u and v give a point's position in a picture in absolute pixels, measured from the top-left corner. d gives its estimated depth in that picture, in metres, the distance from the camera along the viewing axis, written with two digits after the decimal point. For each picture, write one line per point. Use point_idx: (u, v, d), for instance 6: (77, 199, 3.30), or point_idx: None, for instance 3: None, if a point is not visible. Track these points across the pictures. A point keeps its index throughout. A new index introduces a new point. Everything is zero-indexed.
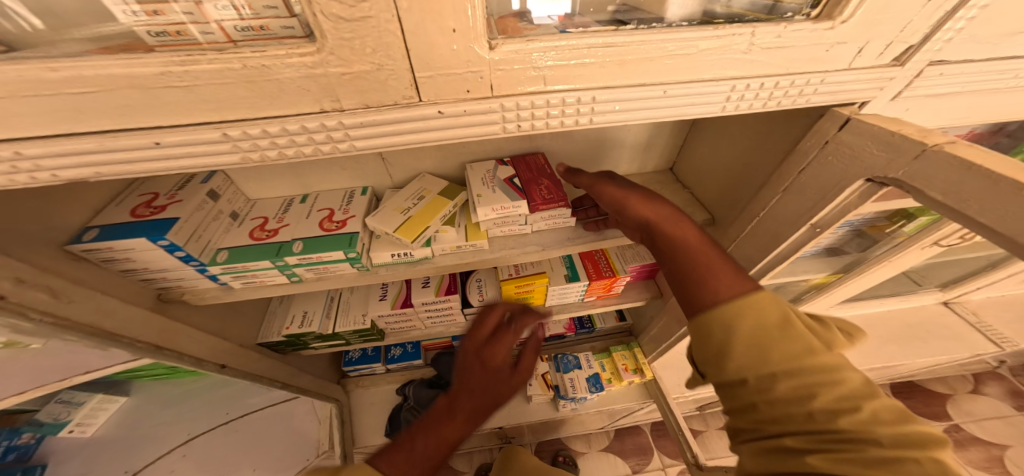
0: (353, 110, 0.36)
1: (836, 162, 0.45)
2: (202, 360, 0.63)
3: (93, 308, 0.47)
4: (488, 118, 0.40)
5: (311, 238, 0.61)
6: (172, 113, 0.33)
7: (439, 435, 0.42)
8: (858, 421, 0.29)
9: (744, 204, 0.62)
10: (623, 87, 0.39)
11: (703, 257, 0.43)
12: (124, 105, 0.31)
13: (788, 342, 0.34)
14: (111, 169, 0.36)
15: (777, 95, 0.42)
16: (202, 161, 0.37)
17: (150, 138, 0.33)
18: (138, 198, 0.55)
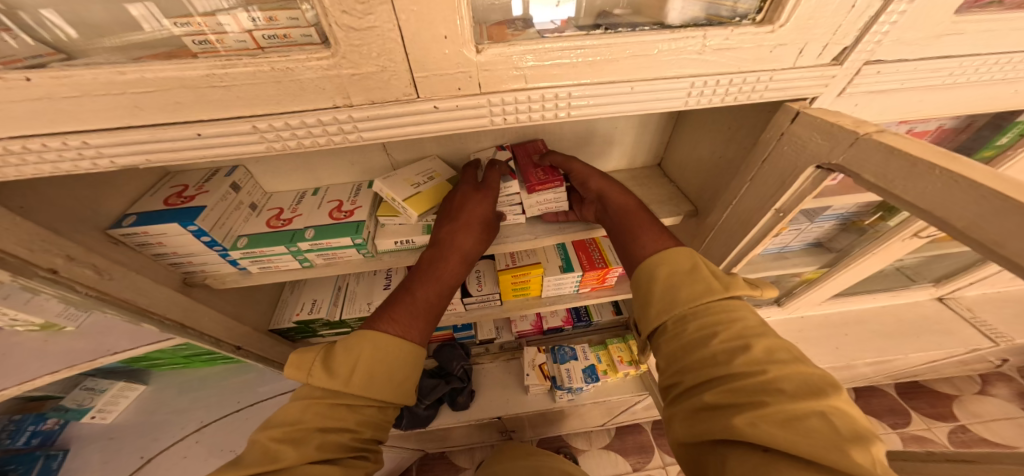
0: (361, 105, 0.42)
1: (788, 154, 0.44)
2: (219, 340, 0.69)
3: (131, 285, 0.54)
4: (477, 112, 0.46)
5: (322, 226, 0.67)
6: (211, 108, 0.39)
7: (428, 290, 0.57)
8: (749, 359, 0.37)
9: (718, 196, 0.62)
10: (596, 85, 0.44)
11: (641, 221, 0.58)
12: (175, 103, 0.38)
13: (693, 285, 0.46)
14: (158, 156, 0.42)
15: (733, 91, 0.45)
16: (233, 150, 0.43)
17: (192, 130, 0.40)
18: (170, 190, 0.62)
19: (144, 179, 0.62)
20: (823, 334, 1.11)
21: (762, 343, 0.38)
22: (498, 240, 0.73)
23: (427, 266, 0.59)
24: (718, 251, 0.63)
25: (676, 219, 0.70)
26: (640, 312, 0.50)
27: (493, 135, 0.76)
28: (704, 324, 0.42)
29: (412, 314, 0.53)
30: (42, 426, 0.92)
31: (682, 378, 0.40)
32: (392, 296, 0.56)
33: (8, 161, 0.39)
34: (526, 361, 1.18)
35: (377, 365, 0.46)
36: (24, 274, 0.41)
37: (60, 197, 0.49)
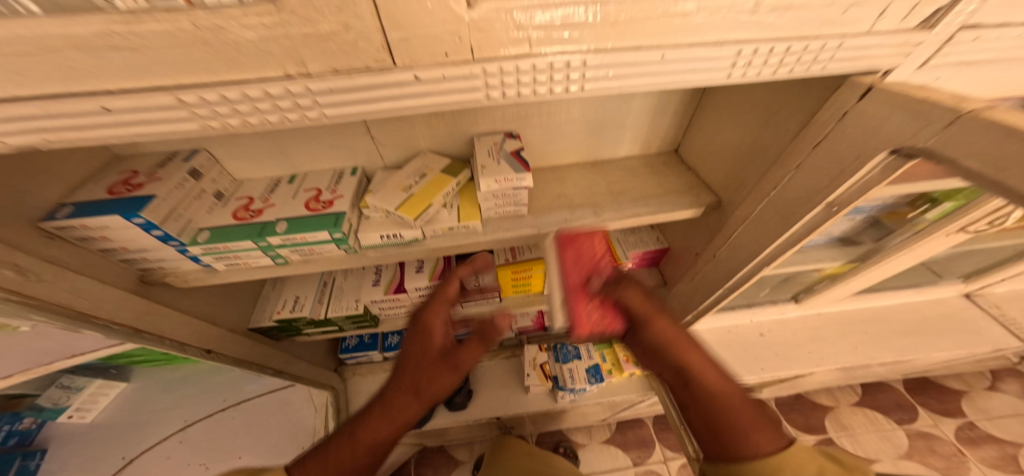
0: (320, 75, 0.34)
1: (854, 134, 0.37)
2: (185, 345, 0.61)
3: (67, 287, 0.46)
4: (469, 84, 0.37)
5: (295, 218, 0.59)
6: (123, 76, 0.30)
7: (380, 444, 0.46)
8: None
9: (750, 187, 0.54)
10: (617, 51, 0.35)
11: (733, 400, 0.41)
12: (72, 70, 0.29)
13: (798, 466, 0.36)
14: (69, 136, 0.34)
15: (789, 62, 0.37)
16: (157, 128, 0.35)
17: (96, 103, 0.32)
18: (117, 177, 0.54)
19: (86, 163, 0.54)
20: (838, 333, 1.05)
21: None
22: (496, 234, 0.66)
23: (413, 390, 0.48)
24: (746, 251, 0.56)
25: (695, 212, 0.63)
26: None
27: (491, 117, 0.67)
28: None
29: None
30: (17, 426, 0.82)
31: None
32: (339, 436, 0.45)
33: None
34: (526, 359, 1.12)
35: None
36: None
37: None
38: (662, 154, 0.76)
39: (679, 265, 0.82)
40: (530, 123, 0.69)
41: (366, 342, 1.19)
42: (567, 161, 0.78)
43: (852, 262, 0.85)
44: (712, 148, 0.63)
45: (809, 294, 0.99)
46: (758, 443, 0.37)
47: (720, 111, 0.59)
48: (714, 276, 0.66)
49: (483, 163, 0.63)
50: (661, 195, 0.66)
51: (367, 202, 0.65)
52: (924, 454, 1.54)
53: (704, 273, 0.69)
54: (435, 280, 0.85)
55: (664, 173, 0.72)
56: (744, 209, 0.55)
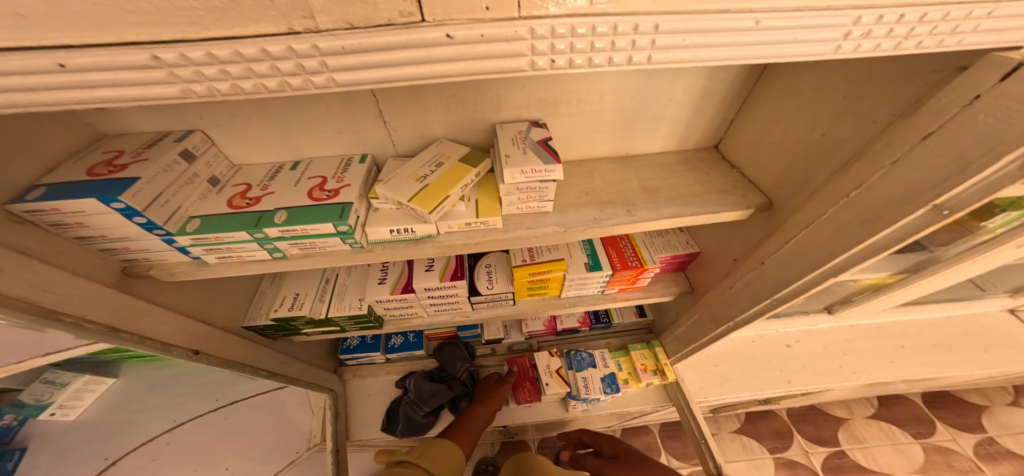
0: (332, 30, 0.27)
1: (989, 122, 0.31)
2: (169, 345, 0.55)
3: (32, 278, 0.39)
4: (512, 48, 0.31)
5: (297, 208, 0.53)
6: (77, 23, 0.23)
7: None
8: None
9: (819, 185, 0.48)
10: (697, 11, 0.28)
11: None
12: (14, 11, 0.22)
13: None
14: (25, 103, 0.28)
15: (919, 33, 0.31)
16: (136, 93, 0.28)
17: (51, 58, 0.24)
18: (100, 156, 0.47)
19: (66, 140, 0.47)
20: (868, 347, 0.99)
21: None
22: (517, 232, 0.60)
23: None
24: (808, 261, 0.49)
25: (742, 214, 0.57)
26: None
27: (516, 102, 0.61)
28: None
29: None
30: None
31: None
32: None
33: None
34: (539, 366, 1.06)
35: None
36: None
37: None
38: (699, 150, 0.70)
39: (710, 271, 0.75)
40: (560, 110, 0.62)
41: (368, 343, 1.12)
42: (594, 155, 0.71)
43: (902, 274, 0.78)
44: (768, 143, 0.56)
45: (845, 305, 0.92)
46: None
47: (780, 101, 0.53)
48: (759, 287, 0.59)
49: (506, 152, 0.56)
50: (703, 194, 0.60)
51: (377, 193, 0.58)
52: (940, 469, 1.46)
53: (745, 283, 0.62)
54: (446, 281, 0.78)
55: (704, 170, 0.65)
56: (812, 210, 0.48)
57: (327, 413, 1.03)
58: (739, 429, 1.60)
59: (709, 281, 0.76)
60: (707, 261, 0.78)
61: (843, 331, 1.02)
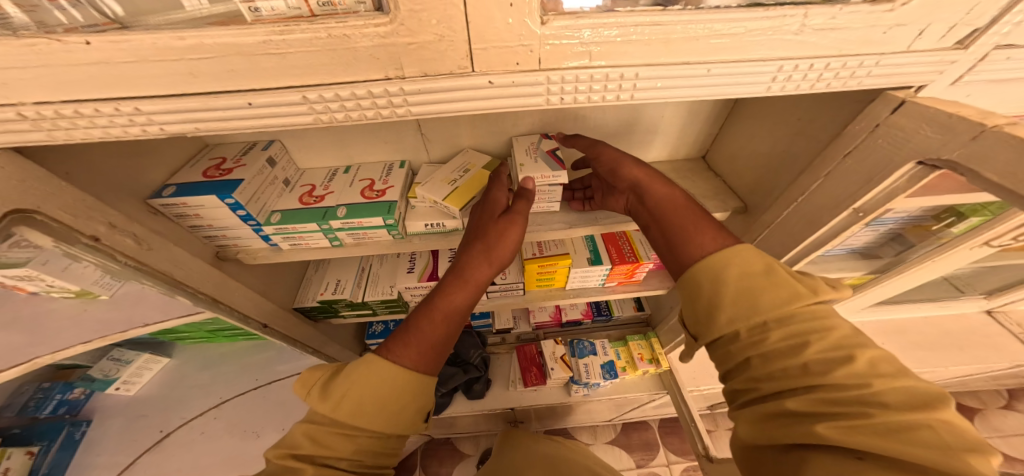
0: (413, 78, 0.40)
1: (885, 145, 0.42)
2: (247, 318, 0.68)
3: (169, 256, 0.53)
4: (533, 89, 0.42)
5: (354, 205, 0.65)
6: (265, 77, 0.37)
7: (437, 321, 0.48)
8: (851, 373, 0.31)
9: (781, 191, 0.58)
10: (666, 65, 0.40)
11: (687, 222, 0.46)
12: (231, 71, 0.36)
13: (776, 289, 0.37)
14: (203, 125, 0.40)
15: (827, 77, 0.41)
16: (281, 121, 0.41)
17: (244, 99, 0.38)
18: (208, 161, 0.60)
19: (181, 149, 0.61)
20: None
21: (865, 354, 0.32)
22: (530, 228, 0.71)
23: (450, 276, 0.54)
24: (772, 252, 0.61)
25: (722, 214, 0.67)
26: (696, 324, 0.41)
27: (530, 119, 0.73)
28: (792, 331, 0.34)
29: (423, 348, 0.46)
30: (67, 395, 1.02)
31: (760, 384, 0.35)
32: (398, 331, 0.48)
33: (58, 125, 0.37)
34: (546, 354, 1.17)
35: (367, 399, 0.41)
36: (66, 241, 0.40)
37: (105, 164, 0.48)
38: (689, 160, 0.81)
39: None
40: (568, 127, 0.74)
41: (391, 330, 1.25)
42: None
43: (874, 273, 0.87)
44: (741, 155, 0.67)
45: None
46: (705, 244, 0.43)
47: (751, 121, 0.64)
48: None
49: (522, 162, 0.67)
50: None
51: (415, 193, 0.71)
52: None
53: None
54: None
55: (691, 178, 0.76)
56: (774, 211, 0.58)
57: None
58: None
59: None
60: None
61: None
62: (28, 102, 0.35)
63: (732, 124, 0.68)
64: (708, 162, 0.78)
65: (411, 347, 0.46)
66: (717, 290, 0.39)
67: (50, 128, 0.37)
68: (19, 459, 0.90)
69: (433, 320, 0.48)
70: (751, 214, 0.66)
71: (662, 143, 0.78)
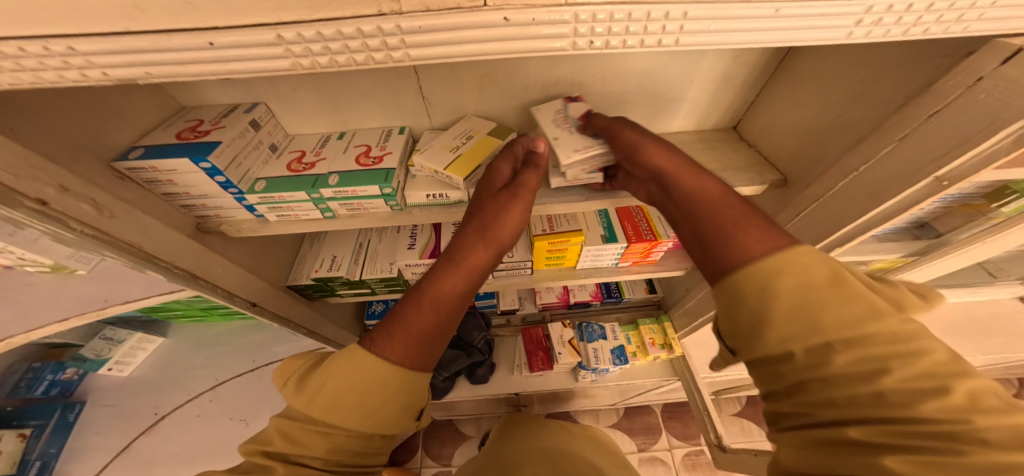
0: (412, 13, 0.33)
1: (988, 102, 0.35)
2: (233, 295, 0.63)
3: (136, 226, 0.47)
4: (557, 31, 0.35)
5: (347, 172, 0.59)
6: (231, 9, 0.30)
7: (433, 303, 0.40)
8: (949, 406, 0.21)
9: (829, 163, 0.52)
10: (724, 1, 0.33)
11: (720, 207, 0.34)
12: (185, 2, 0.29)
13: (847, 308, 0.26)
14: (162, 71, 0.34)
15: (928, 19, 0.34)
16: (255, 67, 0.35)
17: (203, 38, 0.31)
18: (184, 123, 0.54)
19: (154, 109, 0.54)
20: None
21: (965, 385, 0.22)
22: (541, 202, 0.65)
23: (442, 260, 0.44)
24: (815, 232, 0.55)
25: (757, 189, 0.61)
26: (736, 339, 0.30)
27: (544, 82, 0.65)
28: (867, 355, 0.24)
29: (417, 338, 0.38)
30: (60, 376, 1.02)
31: (812, 410, 0.25)
32: (391, 312, 0.41)
33: None
34: (554, 338, 1.14)
35: (352, 388, 0.36)
36: (8, 203, 0.33)
37: (59, 120, 0.42)
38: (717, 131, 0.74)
39: None
40: (586, 91, 0.67)
41: None
42: None
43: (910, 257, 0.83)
44: (780, 124, 0.60)
45: None
46: (746, 246, 0.30)
47: (795, 86, 0.57)
48: None
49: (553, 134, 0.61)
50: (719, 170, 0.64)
51: (415, 161, 0.64)
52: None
53: None
54: None
55: (721, 148, 0.69)
56: (822, 185, 0.52)
57: None
58: (739, 412, 1.66)
59: None
60: None
61: None
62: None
63: (771, 90, 0.61)
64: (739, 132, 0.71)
65: (398, 334, 0.38)
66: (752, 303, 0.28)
67: None
68: (11, 441, 0.94)
69: (429, 303, 0.40)
70: (791, 187, 0.60)
71: (689, 112, 0.71)
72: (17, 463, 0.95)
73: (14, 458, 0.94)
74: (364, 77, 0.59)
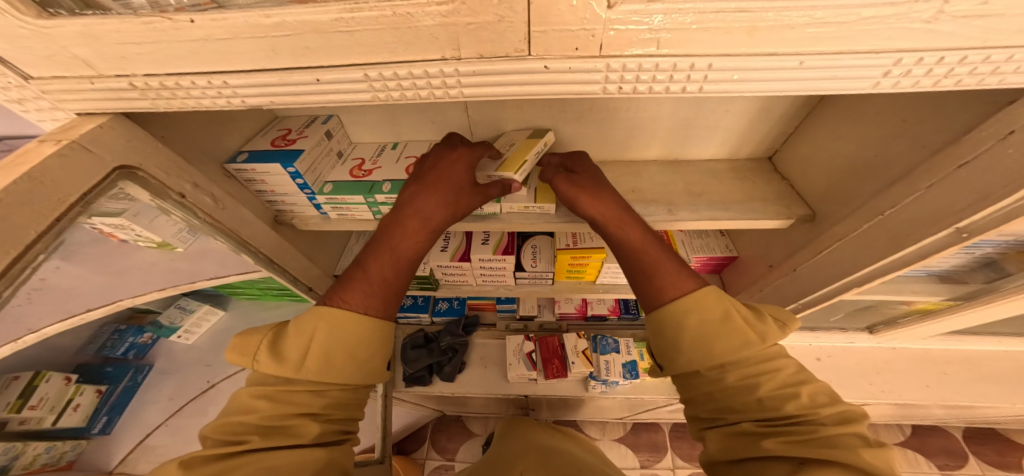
0: (469, 59, 0.41)
1: (1009, 158, 0.36)
2: (297, 280, 0.76)
3: (237, 218, 0.60)
4: (591, 76, 0.41)
5: (398, 181, 0.68)
6: (334, 54, 0.40)
7: (367, 282, 0.51)
8: (800, 406, 0.43)
9: (861, 202, 0.53)
10: (746, 56, 0.34)
11: (647, 253, 0.54)
12: (305, 48, 0.39)
13: (728, 336, 0.47)
14: (282, 97, 0.45)
15: (959, 72, 0.34)
16: (344, 96, 0.45)
17: (313, 76, 0.42)
18: (277, 132, 0.66)
19: (255, 120, 0.66)
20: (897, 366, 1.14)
21: (806, 390, 0.44)
22: (567, 219, 0.71)
23: (419, 178, 0.60)
24: (835, 271, 0.58)
25: (783, 222, 0.63)
26: (663, 355, 0.52)
27: (578, 106, 0.68)
28: (746, 373, 0.46)
29: (367, 291, 0.51)
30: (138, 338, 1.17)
31: (723, 415, 0.47)
32: (345, 276, 0.53)
33: (161, 95, 0.44)
34: (569, 347, 1.25)
35: (339, 350, 0.46)
36: (161, 196, 0.47)
37: (188, 130, 0.54)
38: (752, 159, 0.75)
39: (745, 274, 0.85)
40: (618, 118, 0.70)
41: (419, 304, 1.32)
42: (645, 156, 0.78)
43: (955, 301, 0.86)
44: (817, 158, 0.61)
45: (887, 327, 1.07)
46: (666, 289, 0.52)
47: (839, 118, 0.57)
48: (787, 291, 0.70)
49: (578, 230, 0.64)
50: (744, 201, 0.67)
51: None
52: None
53: (776, 287, 0.73)
54: (498, 254, 0.93)
55: (753, 179, 0.71)
56: (850, 224, 0.54)
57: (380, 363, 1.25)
58: None
59: (741, 285, 0.86)
60: (745, 266, 0.85)
61: (880, 352, 1.18)
62: (139, 74, 0.41)
63: (813, 122, 0.61)
64: (776, 163, 0.72)
65: (360, 286, 0.51)
66: (284, 338, 0.46)
67: (155, 97, 0.44)
68: (89, 396, 1.06)
69: (381, 258, 0.53)
70: (819, 224, 0.62)
71: (722, 139, 0.72)
72: (90, 416, 1.08)
73: (88, 412, 1.07)
74: (421, 109, 0.70)
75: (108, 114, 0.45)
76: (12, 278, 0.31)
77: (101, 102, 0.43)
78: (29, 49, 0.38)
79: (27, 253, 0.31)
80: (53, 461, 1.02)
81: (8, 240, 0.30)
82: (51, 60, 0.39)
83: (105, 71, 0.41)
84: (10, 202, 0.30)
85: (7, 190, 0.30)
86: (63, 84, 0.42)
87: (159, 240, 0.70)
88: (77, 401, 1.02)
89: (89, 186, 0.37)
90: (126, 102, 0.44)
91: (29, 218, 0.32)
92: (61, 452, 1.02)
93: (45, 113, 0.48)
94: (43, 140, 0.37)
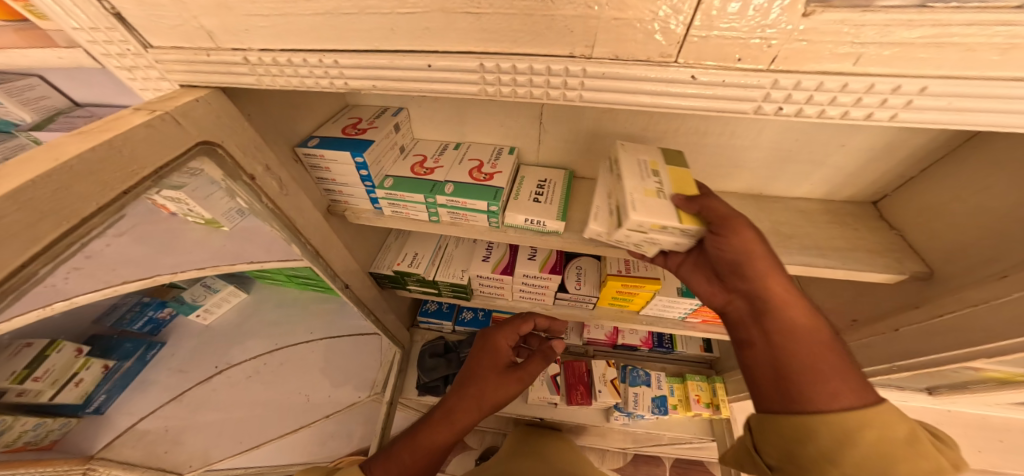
0: (601, 59, 0.35)
1: None
2: (336, 275, 0.72)
3: (297, 204, 0.56)
4: (746, 94, 0.34)
5: (460, 183, 0.62)
6: (452, 38, 0.35)
7: None
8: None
9: (1003, 268, 0.47)
10: (980, 81, 0.28)
11: (820, 345, 0.42)
12: (425, 28, 0.35)
13: (911, 460, 0.35)
14: (386, 83, 0.41)
15: None
16: (449, 88, 0.40)
17: (425, 60, 0.37)
18: (348, 120, 0.62)
19: (329, 104, 0.63)
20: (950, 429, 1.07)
21: None
22: None
23: None
24: (963, 337, 0.50)
25: (893, 277, 0.57)
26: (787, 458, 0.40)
27: (667, 126, 0.63)
28: None
29: None
30: (157, 313, 1.14)
31: None
32: None
33: (269, 72, 0.40)
34: (596, 374, 1.17)
35: None
36: (232, 177, 0.44)
37: (272, 110, 0.50)
38: (850, 202, 0.69)
39: None
40: (711, 143, 0.64)
41: (443, 311, 1.26)
42: (725, 188, 0.72)
43: None
44: (948, 210, 0.55)
45: (951, 390, 1.00)
46: (836, 396, 0.39)
47: (975, 170, 0.52)
48: (879, 350, 0.63)
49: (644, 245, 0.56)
50: (848, 250, 0.60)
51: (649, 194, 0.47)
52: None
53: (864, 344, 0.66)
54: (545, 272, 0.86)
55: (853, 224, 0.65)
56: (987, 290, 0.48)
57: (393, 367, 1.20)
58: None
59: None
60: None
61: (932, 413, 1.10)
62: (254, 48, 0.38)
63: (941, 173, 0.56)
64: (882, 211, 0.66)
65: None
66: None
67: (263, 73, 0.40)
68: (95, 371, 0.99)
69: None
70: (937, 283, 0.56)
71: (822, 178, 0.66)
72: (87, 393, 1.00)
73: (87, 388, 0.98)
74: (498, 112, 0.65)
75: (210, 88, 0.41)
76: (57, 255, 0.26)
77: (209, 75, 0.41)
78: (161, 17, 0.37)
79: (82, 226, 0.28)
80: (37, 439, 0.92)
81: (65, 208, 0.27)
82: (168, 27, 0.38)
83: (225, 45, 0.39)
84: (79, 171, 0.28)
85: (78, 158, 0.27)
86: (180, 56, 0.40)
87: (209, 216, 0.67)
88: (81, 376, 0.95)
89: (165, 160, 0.34)
90: (234, 77, 0.40)
91: (94, 190, 0.29)
92: (48, 430, 0.93)
93: (151, 82, 0.45)
94: (137, 108, 0.34)
